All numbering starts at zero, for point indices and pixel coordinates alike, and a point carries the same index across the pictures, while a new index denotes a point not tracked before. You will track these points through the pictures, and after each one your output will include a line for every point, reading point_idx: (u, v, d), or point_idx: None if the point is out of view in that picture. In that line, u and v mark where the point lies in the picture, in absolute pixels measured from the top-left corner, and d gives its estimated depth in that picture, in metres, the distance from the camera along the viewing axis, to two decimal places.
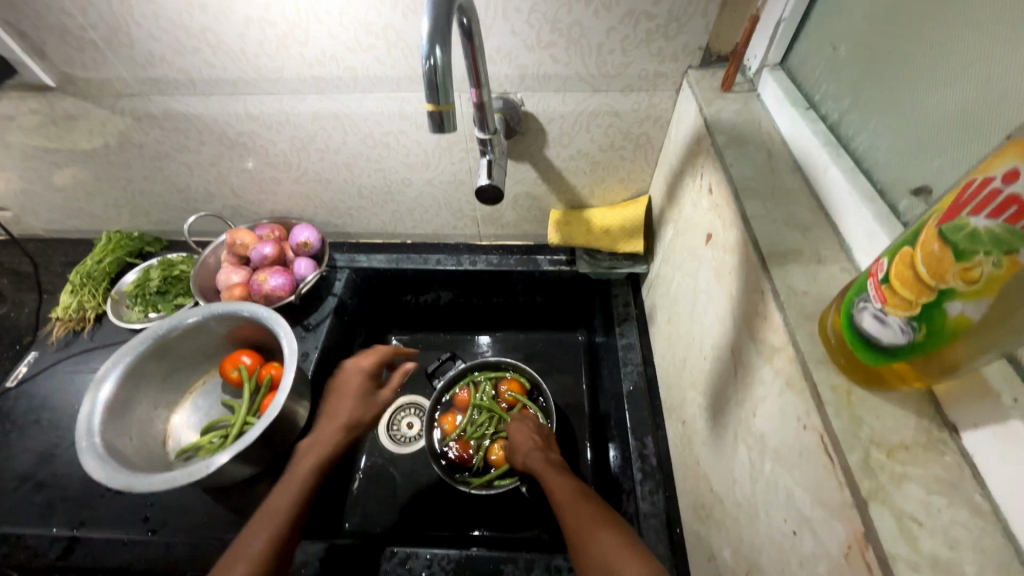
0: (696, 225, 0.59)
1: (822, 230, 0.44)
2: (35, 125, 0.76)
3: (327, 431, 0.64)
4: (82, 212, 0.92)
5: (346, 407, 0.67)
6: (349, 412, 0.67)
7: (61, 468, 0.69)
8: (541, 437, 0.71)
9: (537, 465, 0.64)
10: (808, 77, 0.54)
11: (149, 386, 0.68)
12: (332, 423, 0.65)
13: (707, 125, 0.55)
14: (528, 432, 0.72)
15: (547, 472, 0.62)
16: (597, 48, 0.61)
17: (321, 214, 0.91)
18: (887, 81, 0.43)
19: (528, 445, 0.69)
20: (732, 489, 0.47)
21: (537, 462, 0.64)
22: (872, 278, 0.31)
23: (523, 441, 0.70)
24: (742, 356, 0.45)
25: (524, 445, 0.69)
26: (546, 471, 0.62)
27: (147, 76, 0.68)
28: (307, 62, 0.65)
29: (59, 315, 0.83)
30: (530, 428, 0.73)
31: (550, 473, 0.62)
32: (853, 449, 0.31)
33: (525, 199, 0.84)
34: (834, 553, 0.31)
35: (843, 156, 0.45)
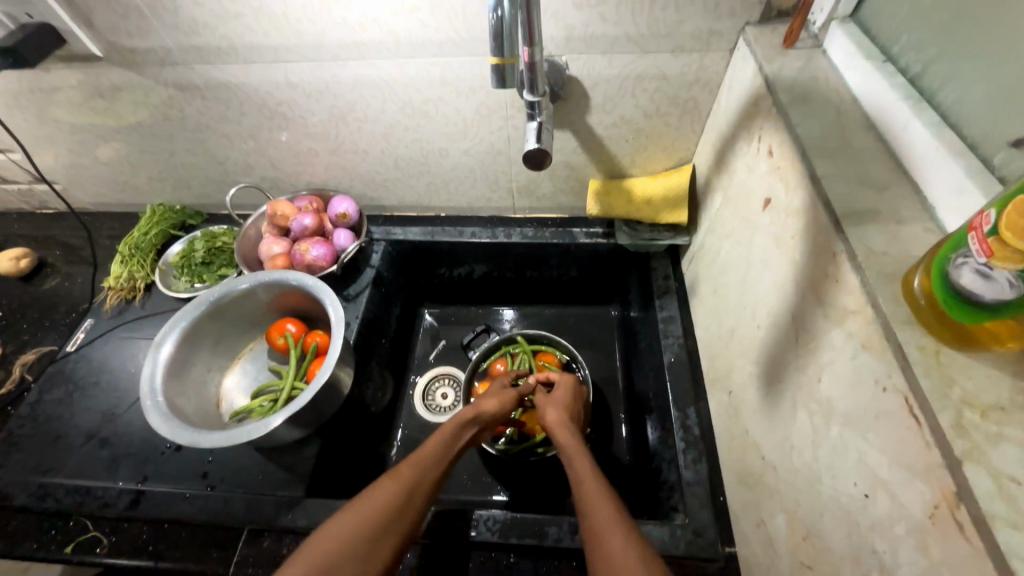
0: (752, 190, 0.57)
1: (900, 191, 0.42)
2: (82, 97, 0.77)
3: (468, 415, 0.62)
4: (126, 185, 0.94)
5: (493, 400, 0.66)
6: (492, 405, 0.65)
7: (124, 427, 0.73)
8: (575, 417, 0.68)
9: (564, 439, 0.61)
10: (885, 27, 0.50)
11: (203, 350, 0.71)
12: (476, 410, 0.63)
13: (769, 83, 0.53)
14: (572, 398, 0.70)
15: (574, 455, 0.58)
16: (649, 4, 0.58)
17: (356, 186, 0.90)
18: (985, 26, 0.40)
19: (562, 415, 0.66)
20: (787, 457, 0.46)
21: (564, 437, 0.61)
22: (974, 232, 0.30)
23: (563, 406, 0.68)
24: (805, 322, 0.44)
25: (562, 412, 0.66)
26: (579, 456, 0.58)
27: (190, 44, 0.68)
28: (349, 26, 0.63)
29: (111, 285, 0.86)
30: (575, 395, 0.71)
31: (580, 460, 0.57)
32: (944, 409, 0.30)
33: (563, 170, 0.82)
34: (917, 513, 0.30)
35: (927, 110, 0.43)
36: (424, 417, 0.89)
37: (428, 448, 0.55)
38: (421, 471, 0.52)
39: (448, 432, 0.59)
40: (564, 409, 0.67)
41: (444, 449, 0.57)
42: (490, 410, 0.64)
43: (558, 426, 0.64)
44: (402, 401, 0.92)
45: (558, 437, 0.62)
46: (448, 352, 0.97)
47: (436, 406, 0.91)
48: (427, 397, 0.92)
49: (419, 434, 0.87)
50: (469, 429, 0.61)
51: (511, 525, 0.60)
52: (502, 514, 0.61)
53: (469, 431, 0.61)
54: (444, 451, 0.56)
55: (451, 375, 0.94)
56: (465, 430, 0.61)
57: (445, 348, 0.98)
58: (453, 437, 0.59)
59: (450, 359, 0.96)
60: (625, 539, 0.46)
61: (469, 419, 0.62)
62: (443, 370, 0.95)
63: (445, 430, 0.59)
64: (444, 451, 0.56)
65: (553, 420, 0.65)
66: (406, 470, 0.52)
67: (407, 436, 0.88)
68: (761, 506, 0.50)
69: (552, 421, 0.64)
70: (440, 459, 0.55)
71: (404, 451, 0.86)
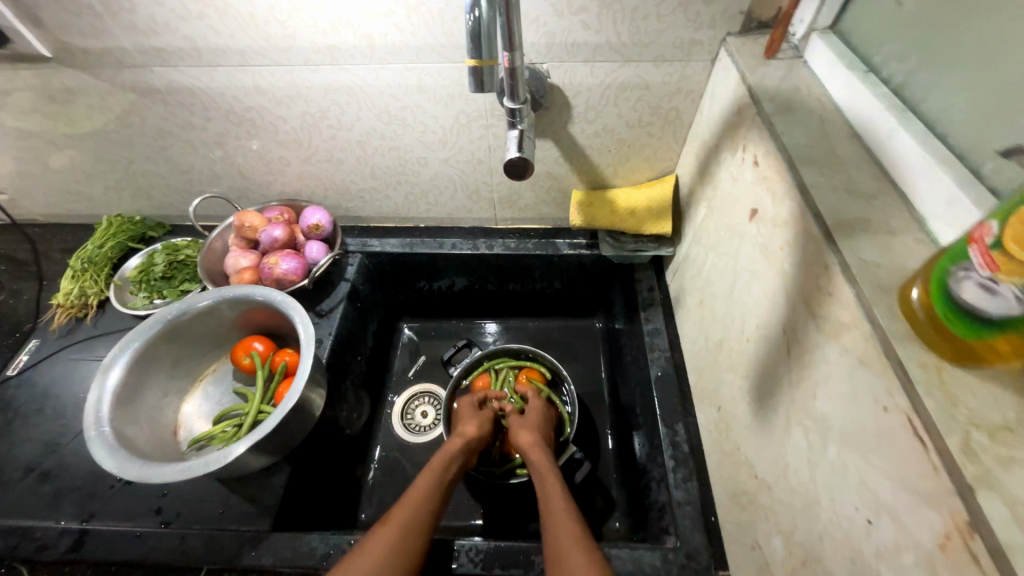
0: (737, 201, 0.56)
1: (889, 201, 0.41)
2: (30, 101, 0.72)
3: (455, 445, 0.62)
4: (81, 195, 0.88)
5: (475, 425, 0.66)
6: (475, 430, 0.65)
7: (69, 458, 0.67)
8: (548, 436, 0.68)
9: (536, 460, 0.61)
10: (865, 38, 0.51)
11: (158, 372, 0.65)
12: (461, 438, 0.63)
13: (752, 93, 0.52)
14: (544, 422, 0.69)
15: (547, 479, 0.58)
16: (631, 12, 0.57)
17: (331, 196, 0.87)
18: (967, 36, 0.40)
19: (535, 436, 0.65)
20: (781, 477, 0.44)
21: (540, 459, 0.61)
22: (975, 244, 0.29)
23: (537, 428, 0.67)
24: (798, 335, 0.42)
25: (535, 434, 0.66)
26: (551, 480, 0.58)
27: (149, 45, 0.64)
28: (320, 29, 0.60)
29: (60, 302, 0.79)
30: (547, 418, 0.70)
31: (554, 487, 0.57)
32: (951, 430, 0.28)
33: (545, 180, 0.81)
34: (926, 542, 0.28)
35: (912, 119, 0.43)
36: (402, 437, 0.85)
37: (418, 488, 0.55)
38: (413, 511, 0.52)
39: (436, 467, 0.59)
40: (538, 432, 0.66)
41: (435, 485, 0.56)
42: (474, 434, 0.65)
43: (531, 448, 0.63)
44: (379, 421, 0.87)
45: (531, 457, 0.62)
46: (428, 368, 0.94)
47: (415, 425, 0.86)
48: (406, 416, 0.87)
49: (397, 457, 0.83)
50: (459, 460, 0.61)
51: (493, 554, 0.56)
52: (484, 543, 0.58)
53: (458, 461, 0.61)
54: (435, 488, 0.56)
55: (431, 393, 0.90)
56: (454, 463, 0.60)
57: (424, 364, 0.94)
58: (443, 472, 0.58)
59: (430, 376, 0.92)
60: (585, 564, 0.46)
61: (456, 450, 0.61)
62: (423, 387, 0.91)
63: (434, 466, 0.59)
64: (436, 487, 0.56)
65: (526, 440, 0.64)
66: (397, 514, 0.52)
67: (385, 458, 0.83)
68: (755, 528, 0.48)
69: (524, 443, 0.64)
70: (432, 494, 0.55)
71: (381, 475, 0.81)
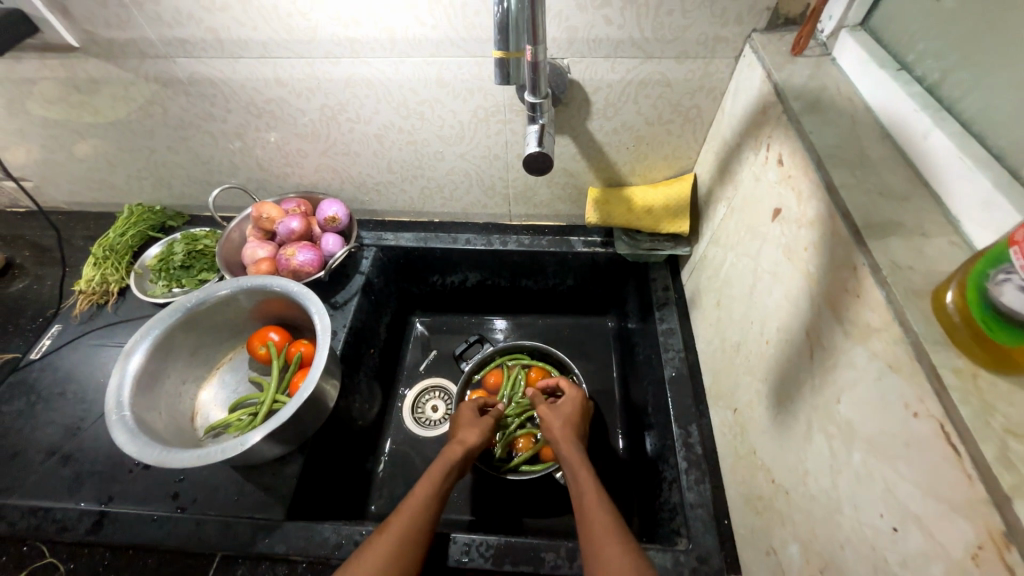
0: (759, 200, 0.55)
1: (922, 203, 0.40)
2: (57, 90, 0.73)
3: (455, 452, 0.62)
4: (103, 183, 0.90)
5: (475, 433, 0.65)
6: (475, 438, 0.65)
7: (88, 441, 0.68)
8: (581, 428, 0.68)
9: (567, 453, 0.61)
10: (898, 36, 0.49)
11: (177, 360, 0.66)
12: (461, 445, 0.63)
13: (778, 91, 0.51)
14: (576, 410, 0.68)
15: (579, 472, 0.58)
16: (655, 7, 0.56)
17: (347, 189, 0.87)
18: (1010, 34, 0.39)
19: (567, 428, 0.65)
20: (800, 482, 0.44)
21: (571, 453, 0.61)
22: (1016, 246, 0.29)
23: (569, 419, 0.67)
24: (822, 338, 0.41)
25: (565, 426, 0.65)
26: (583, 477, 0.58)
27: (173, 36, 0.64)
28: (342, 22, 0.61)
29: (82, 288, 0.81)
30: (579, 406, 0.69)
31: (586, 479, 0.57)
32: (987, 439, 0.27)
33: (562, 177, 0.80)
34: (957, 553, 0.28)
35: (948, 120, 0.41)
36: (412, 431, 0.86)
37: (416, 495, 0.55)
38: (412, 520, 0.52)
39: (434, 474, 0.58)
40: (567, 422, 0.66)
41: (434, 491, 0.56)
42: (474, 440, 0.64)
43: (561, 441, 0.63)
44: (390, 414, 0.88)
45: (562, 452, 0.62)
46: (439, 363, 0.94)
47: (425, 419, 0.87)
48: (416, 410, 0.88)
49: (408, 450, 0.83)
50: (457, 468, 0.61)
51: (499, 550, 0.56)
52: (489, 539, 0.58)
53: (456, 468, 0.61)
54: (435, 494, 0.56)
55: (441, 387, 0.90)
56: (453, 470, 0.60)
57: (436, 358, 0.94)
58: (441, 478, 0.58)
59: (441, 371, 0.93)
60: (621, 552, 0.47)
61: (455, 458, 0.61)
62: (434, 382, 0.91)
63: (433, 473, 0.59)
64: (435, 495, 0.56)
65: (555, 435, 0.64)
66: (396, 523, 0.52)
67: (395, 451, 0.83)
68: (771, 533, 0.47)
69: (558, 435, 0.64)
70: (431, 503, 0.55)
71: (391, 467, 0.82)
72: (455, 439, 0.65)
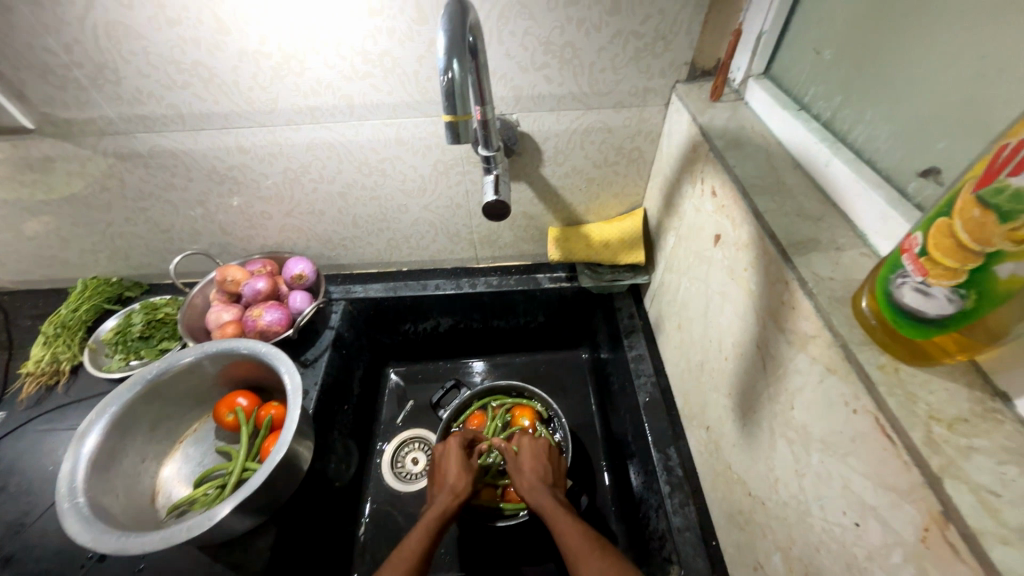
0: (701, 228, 0.60)
1: (834, 222, 0.46)
2: (7, 171, 0.72)
3: (448, 501, 0.61)
4: (55, 259, 0.87)
5: (469, 483, 0.65)
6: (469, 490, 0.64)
7: (34, 538, 0.62)
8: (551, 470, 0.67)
9: (542, 499, 0.61)
10: (795, 82, 0.58)
11: (136, 436, 0.63)
12: (452, 494, 0.62)
13: (703, 132, 0.58)
14: (539, 458, 0.68)
15: (555, 512, 0.58)
16: (589, 66, 0.63)
17: (313, 247, 0.88)
18: (877, 76, 0.46)
19: (538, 475, 0.65)
20: (772, 490, 0.45)
21: (545, 498, 0.61)
22: (907, 253, 0.32)
23: (532, 470, 0.66)
24: (770, 349, 0.45)
25: (533, 475, 0.65)
26: (559, 514, 0.58)
27: (133, 114, 0.66)
28: (301, 92, 0.64)
29: (29, 370, 0.76)
30: (542, 452, 0.69)
31: (564, 520, 0.57)
32: (914, 426, 0.31)
33: (522, 219, 0.84)
34: (909, 538, 0.30)
35: (842, 149, 0.48)
36: (392, 485, 0.83)
37: (411, 547, 0.54)
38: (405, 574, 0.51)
39: (430, 525, 0.58)
40: (535, 469, 0.66)
41: (427, 541, 0.56)
42: (464, 487, 0.64)
43: (533, 488, 0.63)
44: (369, 471, 0.85)
45: (537, 497, 0.61)
46: (416, 413, 0.92)
47: (406, 473, 0.84)
48: (395, 464, 0.85)
49: (390, 508, 0.80)
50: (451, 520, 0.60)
51: None
52: None
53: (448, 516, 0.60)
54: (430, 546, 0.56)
55: (421, 438, 0.89)
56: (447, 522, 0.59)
57: (413, 409, 0.93)
58: (438, 531, 0.58)
59: (419, 421, 0.91)
60: (590, 547, 0.52)
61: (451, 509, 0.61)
62: (412, 433, 0.89)
63: (428, 524, 0.58)
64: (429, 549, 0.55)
65: (528, 484, 0.64)
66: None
67: (376, 511, 0.80)
68: (755, 547, 0.48)
69: (526, 486, 0.64)
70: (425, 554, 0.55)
71: (373, 529, 0.78)
72: (447, 485, 0.65)
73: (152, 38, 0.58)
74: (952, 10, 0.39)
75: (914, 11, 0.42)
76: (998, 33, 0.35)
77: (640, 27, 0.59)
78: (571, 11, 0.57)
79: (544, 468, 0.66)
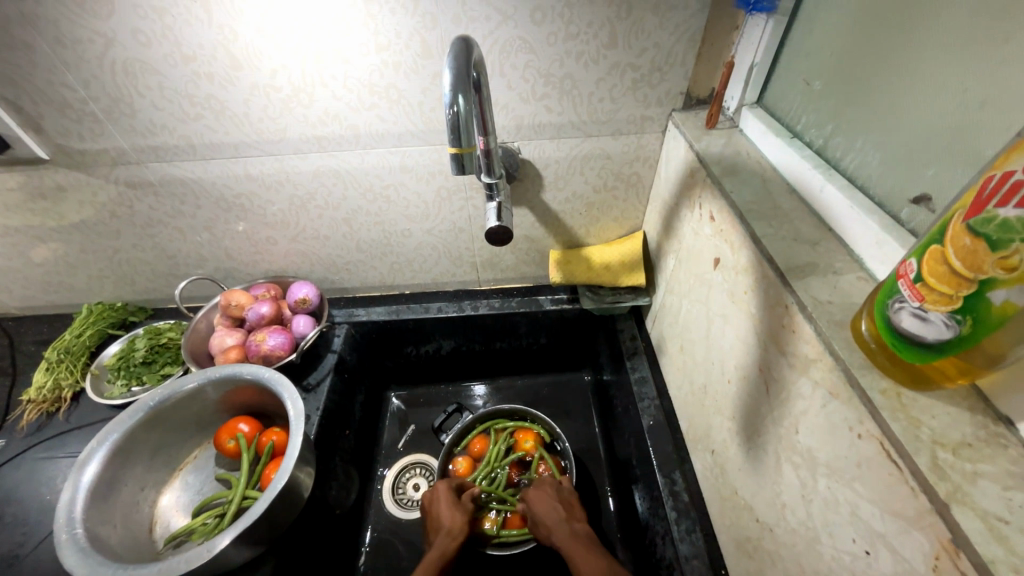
0: (700, 252, 0.61)
1: (831, 246, 0.47)
2: (20, 199, 0.73)
3: (449, 545, 0.62)
4: (61, 285, 0.88)
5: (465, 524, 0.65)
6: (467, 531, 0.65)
7: (28, 571, 0.61)
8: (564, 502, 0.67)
9: (562, 539, 0.61)
10: (787, 111, 0.60)
11: (137, 464, 0.63)
12: (450, 537, 0.63)
13: (700, 158, 0.59)
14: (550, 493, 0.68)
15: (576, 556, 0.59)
16: (588, 96, 0.65)
17: (316, 271, 0.89)
18: (866, 106, 0.48)
19: (554, 514, 0.64)
20: (780, 517, 0.45)
21: (565, 539, 0.61)
22: (903, 279, 0.33)
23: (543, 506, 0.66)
24: (773, 372, 0.45)
25: (547, 511, 0.65)
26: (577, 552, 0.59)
27: (146, 144, 0.68)
28: (310, 123, 0.66)
29: (30, 397, 0.76)
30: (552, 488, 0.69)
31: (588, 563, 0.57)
32: (919, 451, 0.31)
33: (524, 243, 0.85)
34: (920, 567, 0.30)
35: (836, 175, 0.50)
36: (392, 513, 0.82)
37: None
38: None
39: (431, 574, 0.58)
40: (550, 507, 0.66)
41: None
42: (461, 528, 0.65)
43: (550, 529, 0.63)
44: (370, 497, 0.83)
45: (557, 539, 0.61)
46: (418, 437, 0.91)
47: (407, 499, 0.83)
48: (396, 491, 0.84)
49: (391, 536, 0.79)
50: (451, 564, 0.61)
51: None
52: None
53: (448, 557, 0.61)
54: None
55: (423, 463, 0.88)
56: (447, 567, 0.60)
57: (414, 433, 0.92)
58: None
59: (421, 445, 0.90)
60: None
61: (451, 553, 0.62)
62: (414, 458, 0.88)
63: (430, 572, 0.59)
64: None
65: (542, 523, 0.64)
66: None
67: (376, 539, 0.79)
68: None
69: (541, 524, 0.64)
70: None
71: (374, 558, 0.77)
72: (442, 528, 0.65)
73: (168, 74, 0.60)
74: (933, 45, 0.41)
75: (898, 45, 0.44)
76: (981, 67, 0.37)
77: (636, 60, 0.61)
78: (570, 45, 0.59)
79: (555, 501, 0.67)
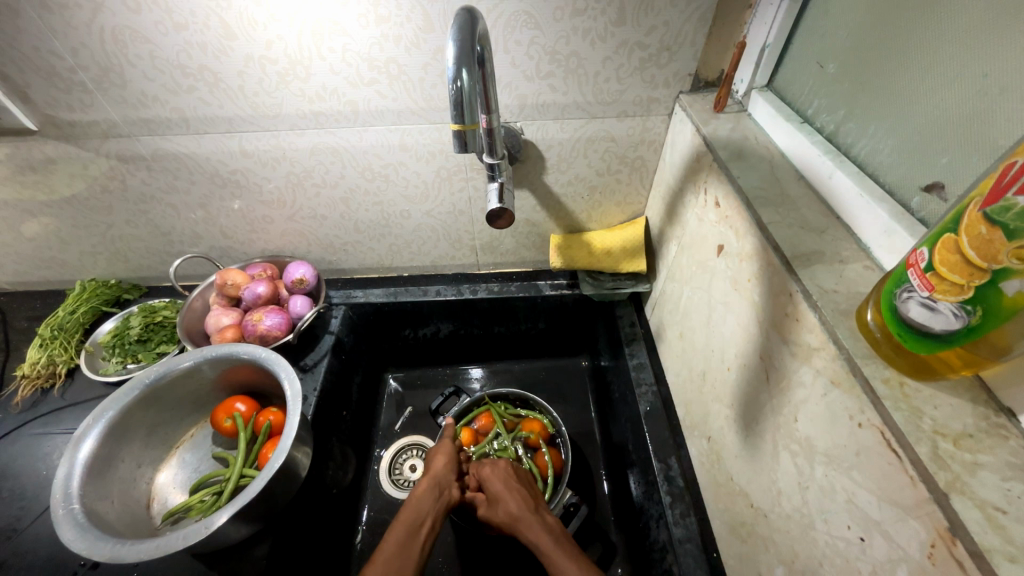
0: (704, 238, 0.60)
1: (837, 234, 0.46)
2: (9, 171, 0.71)
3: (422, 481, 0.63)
4: (54, 261, 0.87)
5: (442, 463, 0.67)
6: (443, 468, 0.66)
7: (26, 544, 0.62)
8: (527, 492, 0.64)
9: (529, 530, 0.58)
10: (798, 95, 0.58)
11: (133, 441, 0.63)
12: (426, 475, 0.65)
13: (707, 142, 0.58)
14: (512, 485, 0.64)
15: (549, 548, 0.55)
16: (594, 76, 0.63)
17: (314, 251, 0.88)
18: (880, 91, 0.47)
19: (517, 503, 0.61)
20: (775, 503, 0.45)
21: (536, 532, 0.57)
22: (912, 268, 0.32)
23: (511, 497, 0.62)
24: (774, 361, 0.45)
25: (515, 502, 0.61)
26: (548, 545, 0.55)
27: (138, 117, 0.66)
28: (307, 97, 0.64)
29: (24, 373, 0.75)
30: (513, 479, 0.65)
31: (563, 556, 0.54)
32: (920, 441, 0.31)
33: (524, 226, 0.84)
34: (915, 554, 0.30)
35: (846, 162, 0.49)
36: (389, 493, 0.82)
37: (397, 526, 0.56)
38: (394, 542, 0.54)
39: (413, 504, 0.60)
40: (512, 497, 0.62)
41: (414, 514, 0.58)
42: (439, 467, 0.66)
43: (519, 520, 0.59)
44: (366, 477, 0.84)
45: (528, 534, 0.58)
46: (415, 419, 0.92)
47: (403, 480, 0.83)
48: (393, 472, 0.85)
49: (387, 515, 0.80)
50: (433, 496, 0.61)
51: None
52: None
53: (432, 498, 0.61)
54: (416, 517, 0.58)
55: (420, 445, 0.88)
56: (430, 499, 0.61)
57: (411, 415, 0.92)
58: (419, 504, 0.60)
59: (418, 428, 0.90)
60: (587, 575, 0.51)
61: (428, 487, 0.62)
62: (410, 440, 0.88)
63: (411, 502, 0.60)
64: (415, 520, 0.57)
65: (511, 516, 0.60)
66: (386, 548, 0.53)
67: (373, 519, 0.80)
68: (756, 560, 0.48)
69: (510, 515, 0.60)
70: (412, 533, 0.56)
71: (370, 537, 0.78)
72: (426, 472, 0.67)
73: (159, 42, 0.58)
74: (955, 27, 0.39)
75: (917, 26, 0.43)
76: (1002, 51, 0.36)
77: (645, 38, 0.59)
78: (577, 21, 0.57)
79: (521, 492, 0.63)
